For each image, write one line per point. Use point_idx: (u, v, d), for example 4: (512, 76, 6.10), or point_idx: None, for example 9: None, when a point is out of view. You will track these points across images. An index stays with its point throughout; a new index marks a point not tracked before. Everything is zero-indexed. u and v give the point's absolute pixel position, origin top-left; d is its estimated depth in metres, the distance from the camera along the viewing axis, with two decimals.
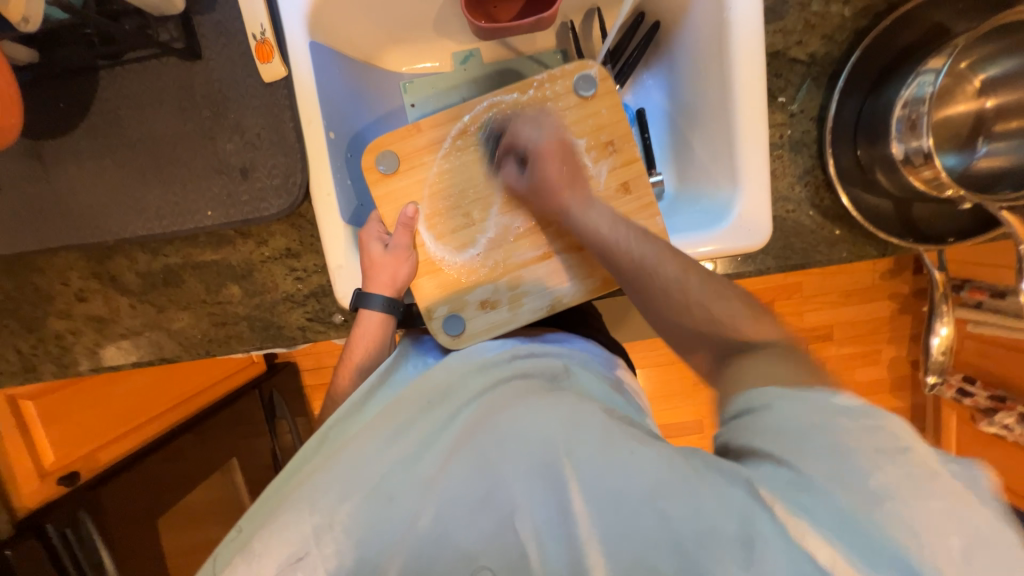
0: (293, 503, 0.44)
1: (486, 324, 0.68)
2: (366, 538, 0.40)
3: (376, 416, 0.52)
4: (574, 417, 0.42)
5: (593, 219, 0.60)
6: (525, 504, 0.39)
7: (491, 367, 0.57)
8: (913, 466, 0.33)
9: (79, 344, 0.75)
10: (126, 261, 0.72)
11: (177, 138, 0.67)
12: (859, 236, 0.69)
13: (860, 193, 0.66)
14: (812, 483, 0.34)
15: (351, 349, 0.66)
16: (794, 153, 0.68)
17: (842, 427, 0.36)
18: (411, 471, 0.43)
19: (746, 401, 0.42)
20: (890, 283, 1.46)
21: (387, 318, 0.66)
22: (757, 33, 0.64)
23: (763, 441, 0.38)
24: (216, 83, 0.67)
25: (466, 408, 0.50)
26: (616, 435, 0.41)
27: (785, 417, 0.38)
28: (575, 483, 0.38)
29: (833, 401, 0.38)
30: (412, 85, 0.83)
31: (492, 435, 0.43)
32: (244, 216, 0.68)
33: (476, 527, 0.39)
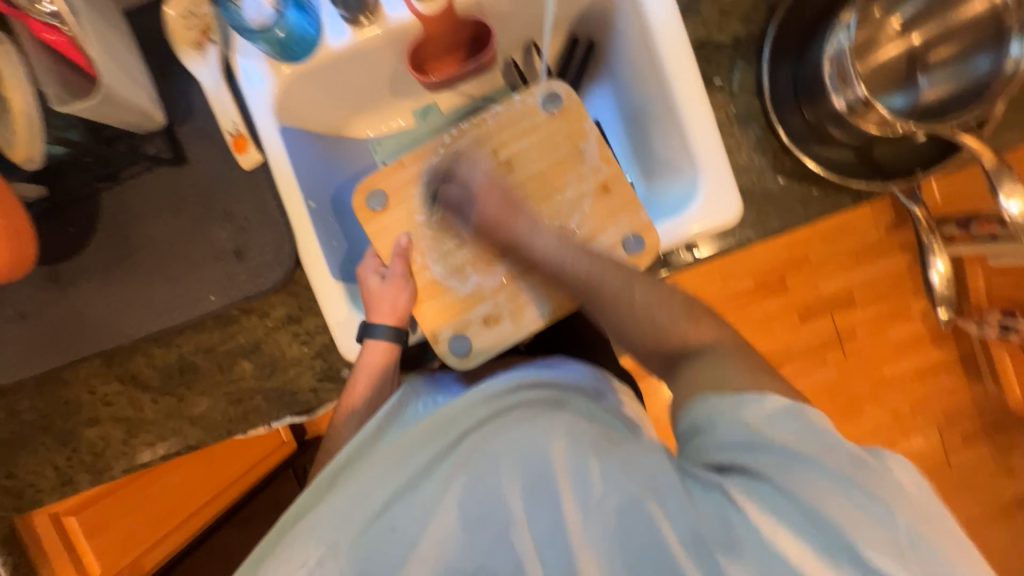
0: (295, 542, 0.46)
1: (492, 341, 0.71)
2: (370, 567, 0.44)
3: (382, 453, 0.53)
4: (573, 437, 0.46)
5: (538, 242, 0.64)
6: (523, 522, 0.43)
7: (491, 397, 0.56)
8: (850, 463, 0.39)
9: (111, 447, 0.78)
10: (143, 358, 0.76)
11: (175, 236, 0.73)
12: (830, 189, 0.70)
13: (817, 149, 0.68)
14: (784, 484, 0.39)
15: (354, 380, 0.69)
16: (744, 126, 0.71)
17: (793, 427, 0.41)
18: (414, 501, 0.47)
19: (693, 415, 0.46)
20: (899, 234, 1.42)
21: (393, 346, 0.70)
22: (678, 30, 0.68)
23: (729, 451, 0.42)
24: (203, 180, 0.73)
25: (467, 436, 0.51)
26: (610, 453, 0.45)
27: (742, 420, 0.42)
28: (568, 497, 0.43)
29: (770, 404, 0.42)
30: (381, 146, 0.90)
31: (492, 462, 0.46)
32: (245, 293, 0.72)
33: (477, 548, 0.44)
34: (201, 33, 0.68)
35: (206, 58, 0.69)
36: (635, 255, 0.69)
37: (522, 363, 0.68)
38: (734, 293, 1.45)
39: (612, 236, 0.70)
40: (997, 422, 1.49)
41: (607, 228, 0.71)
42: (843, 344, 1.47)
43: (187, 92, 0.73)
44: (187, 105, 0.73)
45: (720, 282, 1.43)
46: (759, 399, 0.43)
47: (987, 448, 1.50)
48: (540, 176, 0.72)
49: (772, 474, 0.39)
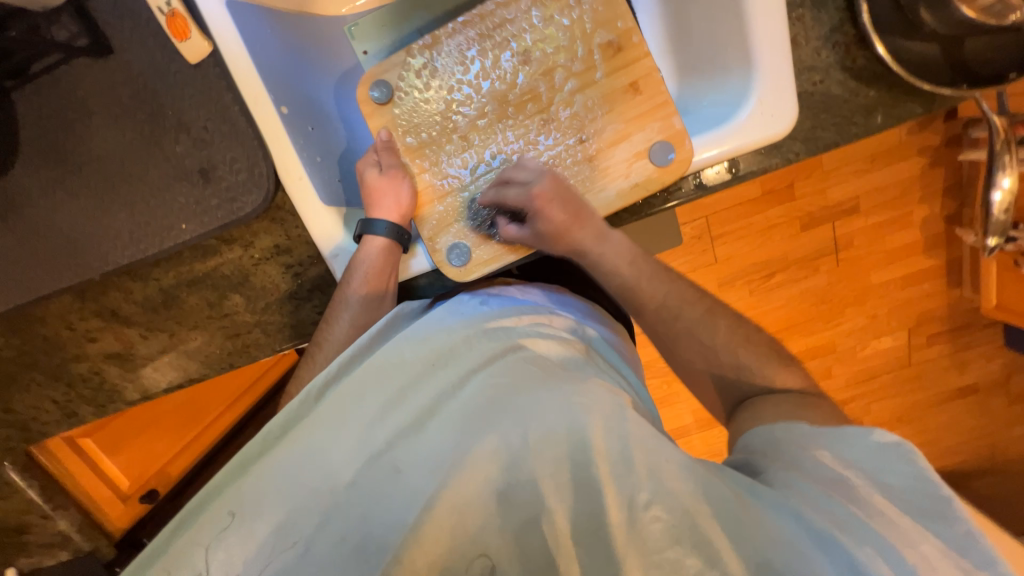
0: (289, 468, 0.44)
1: (495, 253, 0.63)
2: (371, 512, 0.42)
3: (373, 369, 0.50)
4: (611, 417, 0.44)
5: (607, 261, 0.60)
6: (557, 507, 0.40)
7: (495, 333, 0.54)
8: (935, 514, 0.38)
9: (108, 382, 0.75)
10: (120, 292, 0.69)
11: (121, 150, 0.61)
12: (900, 95, 0.60)
13: (900, 41, 0.56)
14: (871, 524, 0.37)
15: (350, 278, 0.60)
16: (817, 9, 0.58)
17: (898, 472, 0.40)
18: (416, 441, 0.45)
19: (773, 435, 0.47)
20: (921, 137, 1.35)
21: (392, 244, 0.61)
22: None
23: (813, 475, 0.41)
24: (139, 77, 0.58)
25: (475, 378, 0.49)
26: (654, 442, 0.42)
27: (841, 449, 0.43)
28: (609, 484, 0.40)
29: (873, 438, 0.42)
30: (358, 28, 0.71)
31: (515, 419, 0.44)
32: (221, 221, 0.63)
33: (494, 524, 0.40)
34: None
35: None
36: (662, 164, 0.59)
37: (520, 287, 0.67)
38: (742, 202, 1.39)
39: (638, 143, 0.60)
40: (966, 325, 1.55)
41: (632, 135, 0.61)
42: (840, 252, 1.45)
43: None
44: None
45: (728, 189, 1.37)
46: (864, 433, 0.43)
47: (949, 347, 1.57)
48: (566, 79, 0.62)
49: (841, 500, 0.39)
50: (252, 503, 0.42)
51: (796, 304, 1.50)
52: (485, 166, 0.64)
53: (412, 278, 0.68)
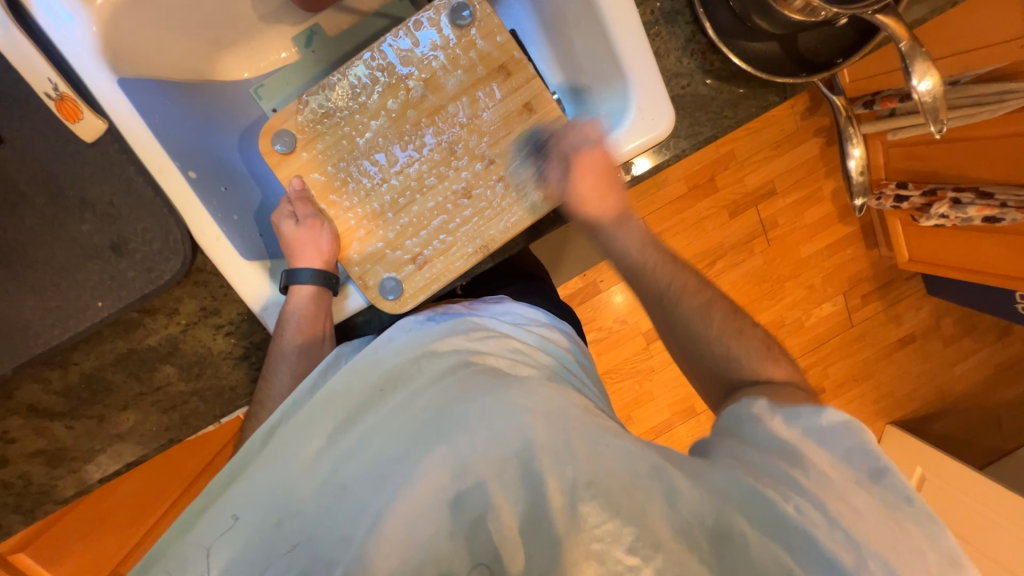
0: (241, 503, 0.44)
1: (428, 280, 0.65)
2: (322, 534, 0.43)
3: (323, 399, 0.50)
4: (553, 414, 0.46)
5: (616, 235, 0.65)
6: (503, 503, 0.42)
7: (442, 343, 0.54)
8: (871, 476, 0.43)
9: (34, 484, 0.69)
10: (37, 385, 0.66)
11: (22, 238, 0.59)
12: (757, 88, 0.68)
13: (744, 44, 0.64)
14: (804, 488, 0.42)
15: (282, 332, 0.61)
16: (670, 25, 0.65)
17: (840, 445, 0.45)
18: (365, 460, 0.46)
19: (738, 415, 0.51)
20: (811, 121, 1.50)
21: (321, 289, 0.63)
22: None
23: (766, 453, 0.46)
24: (35, 162, 0.58)
25: (425, 393, 0.49)
26: (594, 431, 0.45)
27: (792, 427, 0.47)
28: (552, 477, 0.42)
29: (825, 416, 0.46)
30: (264, 89, 0.75)
31: (461, 427, 0.45)
32: (140, 292, 0.62)
33: (447, 530, 0.42)
34: None
35: None
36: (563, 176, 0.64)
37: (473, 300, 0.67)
38: (670, 200, 1.49)
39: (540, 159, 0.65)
40: (889, 280, 1.69)
41: (534, 153, 0.65)
42: (768, 233, 1.57)
43: None
44: None
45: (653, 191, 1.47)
46: (816, 414, 0.47)
47: (881, 302, 1.70)
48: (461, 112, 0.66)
49: (795, 471, 0.43)
50: (212, 534, 0.43)
51: (738, 286, 1.60)
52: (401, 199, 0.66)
53: (349, 317, 0.69)
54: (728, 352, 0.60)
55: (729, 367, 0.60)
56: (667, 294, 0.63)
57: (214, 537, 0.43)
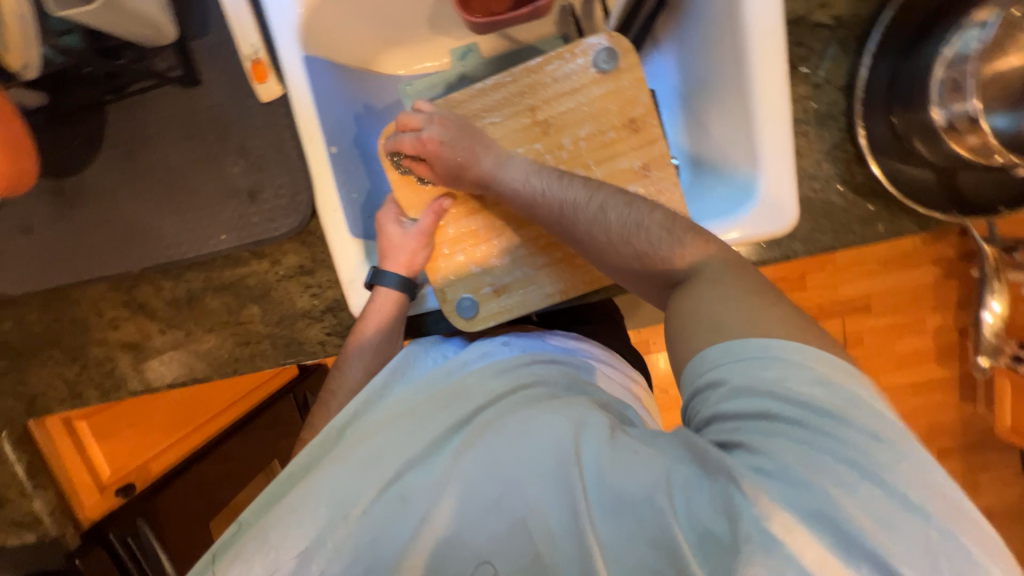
0: (302, 500, 0.44)
1: (501, 308, 0.68)
2: (378, 537, 0.42)
3: (393, 409, 0.53)
4: (586, 425, 0.42)
5: (507, 175, 0.60)
6: (540, 511, 0.40)
7: (505, 368, 0.56)
8: (859, 419, 0.34)
9: (118, 370, 0.78)
10: (151, 288, 0.75)
11: (185, 165, 0.68)
12: (897, 211, 0.64)
13: (895, 164, 0.61)
14: (788, 466, 0.33)
15: (362, 328, 0.65)
16: (820, 127, 0.63)
17: (814, 385, 0.36)
18: (427, 473, 0.45)
19: (696, 367, 0.40)
20: (932, 248, 1.37)
21: (403, 297, 0.66)
22: (775, 4, 0.58)
23: (736, 419, 0.36)
24: (217, 107, 0.67)
25: (484, 411, 0.50)
26: (619, 438, 0.41)
27: (756, 370, 0.37)
28: (581, 485, 0.39)
29: (778, 348, 0.37)
30: (412, 87, 0.79)
31: (508, 439, 0.44)
32: (258, 236, 0.69)
33: (490, 531, 0.41)
34: None
35: None
36: None
37: (550, 334, 0.67)
38: None
39: None
40: (979, 442, 1.49)
41: None
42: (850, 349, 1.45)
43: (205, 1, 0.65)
44: (203, 18, 0.65)
45: None
46: (767, 347, 0.38)
47: (962, 464, 1.50)
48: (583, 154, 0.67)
49: (762, 436, 0.35)
50: (270, 532, 0.42)
51: None
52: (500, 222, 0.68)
53: (423, 312, 0.73)
54: (658, 252, 0.49)
55: (653, 260, 0.49)
56: (580, 196, 0.54)
57: (269, 527, 0.43)
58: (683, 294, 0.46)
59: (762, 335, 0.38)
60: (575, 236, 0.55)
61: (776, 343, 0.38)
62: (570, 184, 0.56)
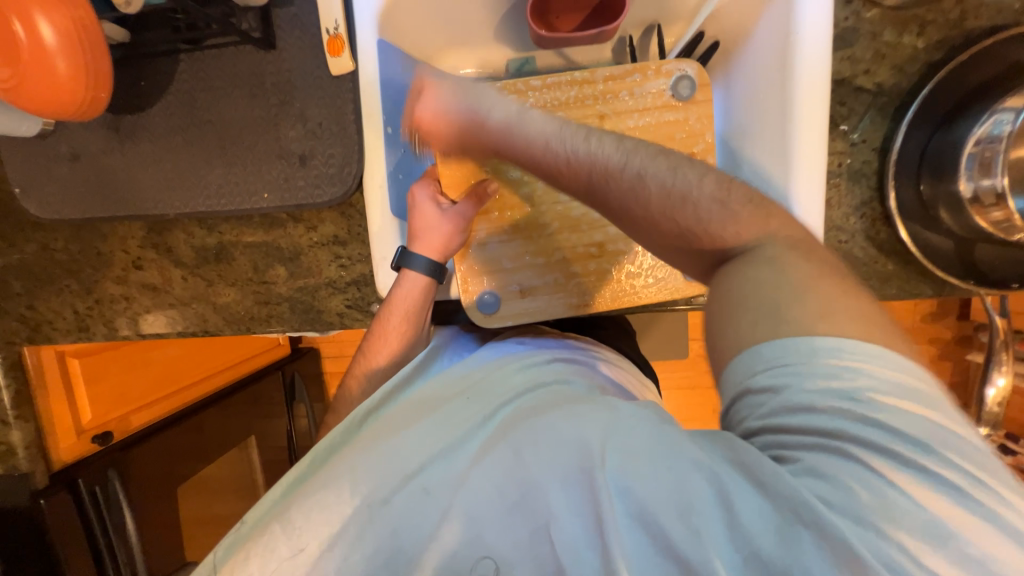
0: (328, 486, 0.47)
1: (522, 310, 0.70)
2: (397, 527, 0.43)
3: (417, 403, 0.57)
4: (615, 427, 0.41)
5: (529, 127, 0.53)
6: (562, 517, 0.39)
7: (528, 368, 0.58)
8: (948, 454, 0.29)
9: (131, 310, 0.79)
10: (183, 234, 0.76)
11: (244, 121, 0.71)
12: (915, 274, 0.67)
13: (919, 228, 0.64)
14: (857, 496, 0.29)
15: (390, 312, 0.67)
16: (853, 183, 0.66)
17: (896, 406, 0.31)
18: (446, 468, 0.46)
19: (752, 359, 0.35)
20: (931, 327, 1.39)
21: (430, 283, 0.67)
22: (821, 63, 0.63)
23: (798, 433, 0.32)
24: (286, 72, 0.69)
25: (506, 411, 0.51)
26: (652, 441, 0.38)
27: (825, 378, 0.32)
28: (606, 493, 0.37)
29: (850, 355, 0.33)
30: None
31: (529, 438, 0.44)
32: (299, 201, 0.71)
33: (512, 536, 0.40)
34: None
35: None
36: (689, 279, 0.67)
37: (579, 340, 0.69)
38: None
39: None
40: None
41: None
42: None
43: None
44: None
45: None
46: (839, 350, 0.33)
47: None
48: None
49: (830, 457, 0.31)
50: (298, 516, 0.46)
51: None
52: (543, 224, 0.69)
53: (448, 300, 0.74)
54: (707, 220, 0.43)
55: (700, 235, 0.44)
56: (613, 158, 0.47)
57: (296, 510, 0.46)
58: (734, 270, 0.40)
59: (831, 334, 0.34)
60: (616, 213, 0.48)
61: (849, 347, 0.33)
62: (601, 142, 0.49)
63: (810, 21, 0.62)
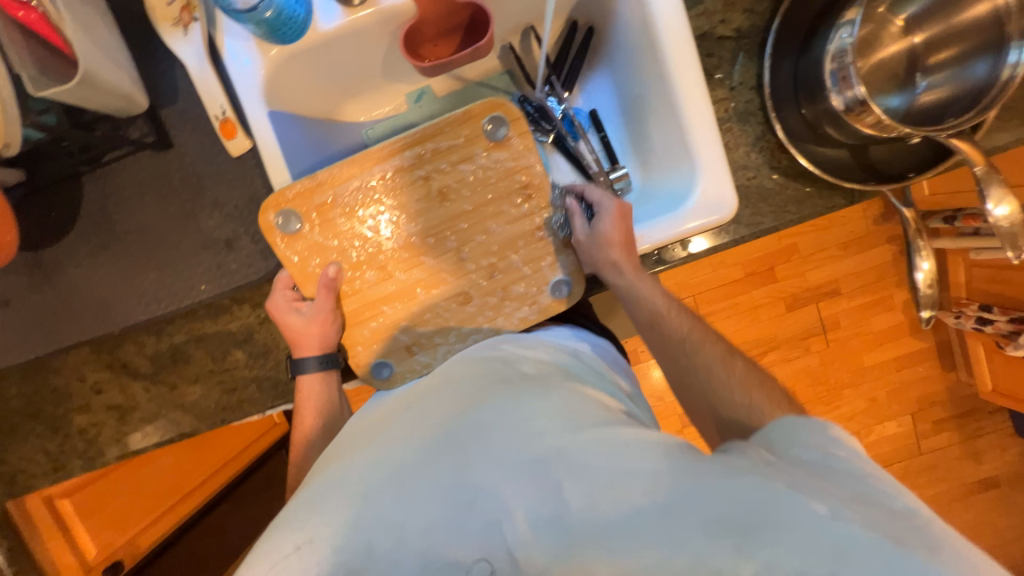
0: (286, 520, 0.47)
1: (422, 363, 0.66)
2: (354, 542, 0.44)
3: (373, 414, 0.59)
4: (571, 416, 0.48)
5: (600, 229, 0.63)
6: (517, 505, 0.43)
7: (474, 354, 0.61)
8: (875, 478, 0.42)
9: (104, 434, 0.78)
10: (133, 346, 0.76)
11: (162, 223, 0.72)
12: (825, 188, 0.71)
13: (813, 148, 0.68)
14: (832, 498, 0.39)
15: (301, 415, 0.68)
16: (742, 123, 0.70)
17: (845, 450, 0.44)
18: (399, 474, 0.47)
19: (764, 437, 0.49)
20: (886, 226, 1.42)
21: (327, 374, 0.68)
22: (681, 20, 0.66)
23: (789, 462, 0.45)
24: (189, 166, 0.71)
25: (456, 402, 0.53)
26: (612, 427, 0.46)
27: (803, 441, 0.46)
28: (568, 480, 0.43)
29: (828, 430, 0.46)
30: (374, 132, 0.84)
31: (481, 435, 0.48)
32: (237, 282, 0.72)
33: (468, 529, 0.43)
34: (182, 9, 0.65)
35: (188, 35, 0.65)
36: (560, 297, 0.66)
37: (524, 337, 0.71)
38: (725, 283, 1.42)
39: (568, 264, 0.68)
40: (969, 409, 1.54)
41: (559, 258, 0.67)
42: (828, 333, 1.47)
43: (171, 73, 0.69)
44: (171, 86, 0.70)
45: (711, 271, 1.41)
46: (820, 428, 0.47)
47: (956, 433, 1.55)
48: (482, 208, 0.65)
49: (813, 472, 0.42)
50: (259, 551, 0.46)
51: (788, 382, 1.49)
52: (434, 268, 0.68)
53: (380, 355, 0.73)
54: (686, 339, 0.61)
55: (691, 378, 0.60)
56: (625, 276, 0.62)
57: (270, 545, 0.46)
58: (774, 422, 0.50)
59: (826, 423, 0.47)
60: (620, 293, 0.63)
61: (822, 424, 0.47)
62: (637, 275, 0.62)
63: None
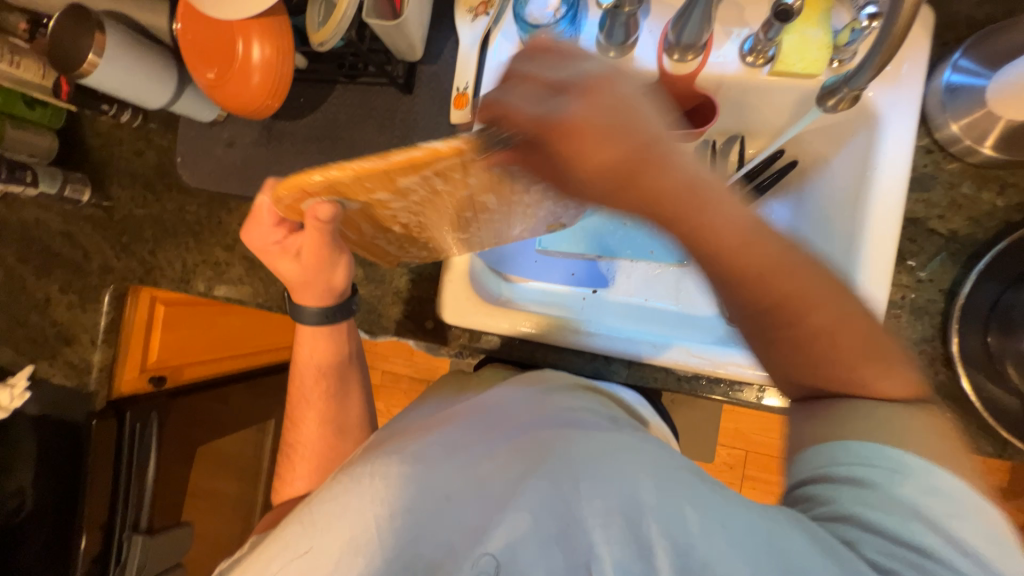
0: (353, 490, 0.50)
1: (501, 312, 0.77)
2: (423, 538, 0.48)
3: (446, 413, 0.63)
4: (663, 477, 0.46)
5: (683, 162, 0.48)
6: (603, 552, 0.43)
7: (550, 389, 0.64)
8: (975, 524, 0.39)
9: (229, 274, 0.90)
10: None
11: (369, 145, 0.84)
12: (972, 425, 0.64)
13: (984, 381, 0.63)
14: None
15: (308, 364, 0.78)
16: (915, 318, 0.67)
17: (946, 482, 0.40)
18: (478, 487, 0.50)
19: (817, 455, 0.45)
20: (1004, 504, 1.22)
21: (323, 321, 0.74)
22: (899, 195, 0.66)
23: (865, 525, 0.39)
24: (414, 114, 0.83)
25: (539, 430, 0.55)
26: (709, 505, 0.44)
27: (906, 485, 0.40)
28: (658, 541, 0.42)
29: (939, 475, 0.40)
30: None
31: (568, 472, 0.48)
32: None
33: (549, 563, 0.44)
34: (481, 5, 0.78)
35: (474, 23, 0.78)
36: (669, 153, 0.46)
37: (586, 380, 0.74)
38: None
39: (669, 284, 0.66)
40: None
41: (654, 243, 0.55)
42: None
43: (444, 43, 0.82)
44: (437, 51, 0.83)
45: None
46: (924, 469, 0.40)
47: None
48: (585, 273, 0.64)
49: (899, 534, 0.39)
50: (318, 518, 0.49)
51: None
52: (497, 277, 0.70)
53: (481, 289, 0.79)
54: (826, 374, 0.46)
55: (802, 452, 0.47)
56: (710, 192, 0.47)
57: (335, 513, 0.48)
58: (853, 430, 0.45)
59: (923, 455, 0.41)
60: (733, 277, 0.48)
61: (914, 456, 0.41)
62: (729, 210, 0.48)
63: (891, 158, 0.67)
